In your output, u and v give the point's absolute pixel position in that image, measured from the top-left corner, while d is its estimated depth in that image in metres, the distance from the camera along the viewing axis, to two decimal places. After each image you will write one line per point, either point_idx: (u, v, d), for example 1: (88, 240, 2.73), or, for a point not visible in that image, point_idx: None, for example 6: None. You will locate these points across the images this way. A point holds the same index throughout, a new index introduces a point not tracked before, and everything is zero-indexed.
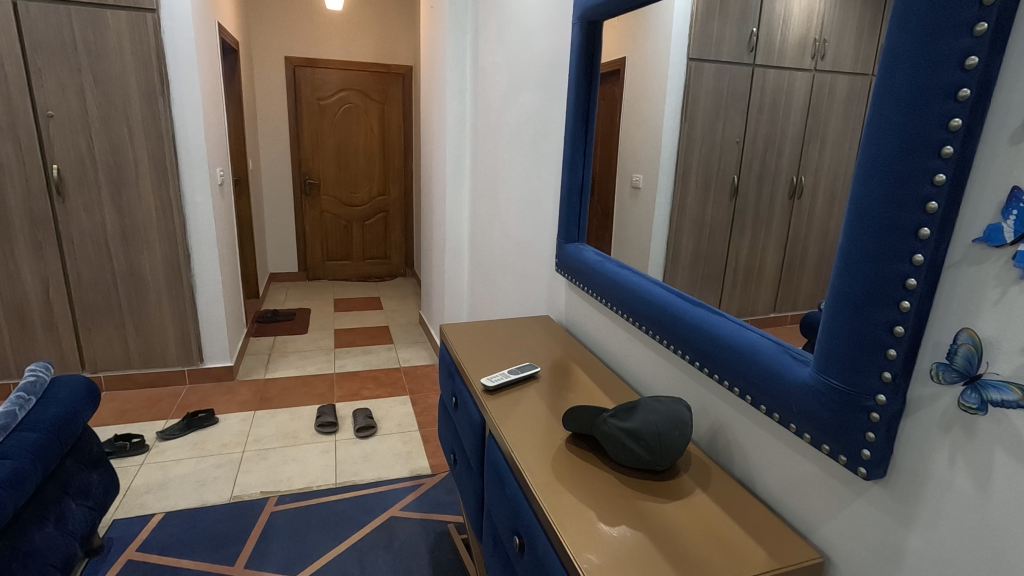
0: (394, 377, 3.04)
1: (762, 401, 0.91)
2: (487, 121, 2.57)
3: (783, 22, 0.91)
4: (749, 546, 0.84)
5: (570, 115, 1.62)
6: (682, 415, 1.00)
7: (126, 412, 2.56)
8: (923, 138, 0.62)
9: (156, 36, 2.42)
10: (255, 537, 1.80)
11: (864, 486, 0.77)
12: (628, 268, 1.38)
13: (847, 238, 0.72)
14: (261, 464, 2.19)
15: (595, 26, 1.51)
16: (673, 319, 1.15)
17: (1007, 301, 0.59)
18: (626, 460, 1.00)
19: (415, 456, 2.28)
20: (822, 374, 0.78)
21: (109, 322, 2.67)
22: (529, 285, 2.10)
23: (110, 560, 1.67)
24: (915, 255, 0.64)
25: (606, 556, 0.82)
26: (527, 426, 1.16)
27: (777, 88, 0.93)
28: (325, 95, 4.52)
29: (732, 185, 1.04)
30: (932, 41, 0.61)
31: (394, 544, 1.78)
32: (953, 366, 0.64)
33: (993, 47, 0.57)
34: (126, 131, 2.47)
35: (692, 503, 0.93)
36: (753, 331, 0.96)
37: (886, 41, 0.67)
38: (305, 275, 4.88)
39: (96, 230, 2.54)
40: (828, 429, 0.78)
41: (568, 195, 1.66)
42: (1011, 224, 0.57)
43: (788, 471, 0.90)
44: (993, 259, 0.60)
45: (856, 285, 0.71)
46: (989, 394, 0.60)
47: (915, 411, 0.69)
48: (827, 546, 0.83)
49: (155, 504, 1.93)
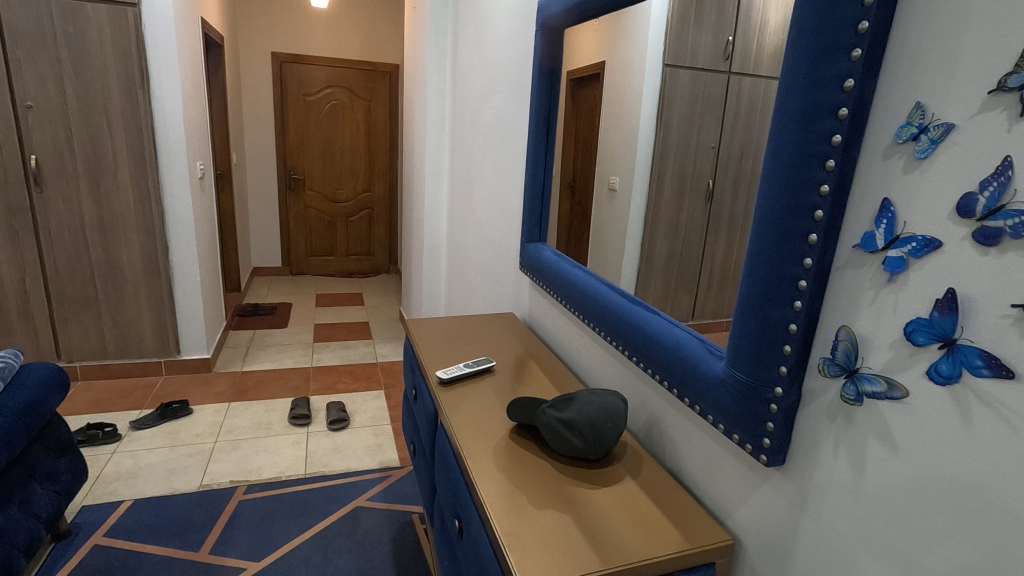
0: (370, 372, 3.08)
1: (685, 394, 0.97)
2: (464, 120, 2.62)
3: (759, 31, 0.87)
4: (667, 530, 0.90)
5: (533, 116, 1.73)
6: (616, 407, 1.06)
7: (100, 402, 2.58)
8: (812, 152, 0.68)
9: (136, 30, 2.44)
10: (221, 524, 1.84)
11: (768, 473, 0.83)
12: (581, 268, 1.47)
13: (755, 242, 0.78)
14: (233, 454, 2.23)
15: (555, 34, 1.60)
16: (619, 319, 1.21)
17: (878, 302, 0.65)
18: (562, 449, 1.05)
19: (385, 449, 2.32)
20: (731, 368, 0.84)
21: (86, 312, 2.69)
22: (498, 282, 2.16)
23: (76, 545, 1.70)
24: (805, 259, 0.70)
25: (529, 534, 0.87)
26: (474, 416, 1.21)
27: (754, 95, 0.88)
28: (311, 92, 4.55)
29: (707, 189, 1.01)
30: (818, 63, 0.66)
31: (357, 533, 1.83)
32: (835, 361, 0.70)
33: (866, 70, 0.63)
34: (105, 123, 2.50)
35: (620, 490, 0.99)
36: (682, 330, 1.03)
37: (784, 62, 0.72)
38: (288, 270, 4.91)
39: (74, 220, 2.57)
40: (737, 419, 0.84)
41: (531, 195, 1.76)
42: (882, 231, 0.63)
43: (706, 457, 0.97)
44: (869, 264, 0.66)
45: (759, 287, 0.77)
46: (863, 387, 0.66)
47: (808, 402, 0.75)
48: (738, 529, 0.89)
49: (125, 491, 1.97)
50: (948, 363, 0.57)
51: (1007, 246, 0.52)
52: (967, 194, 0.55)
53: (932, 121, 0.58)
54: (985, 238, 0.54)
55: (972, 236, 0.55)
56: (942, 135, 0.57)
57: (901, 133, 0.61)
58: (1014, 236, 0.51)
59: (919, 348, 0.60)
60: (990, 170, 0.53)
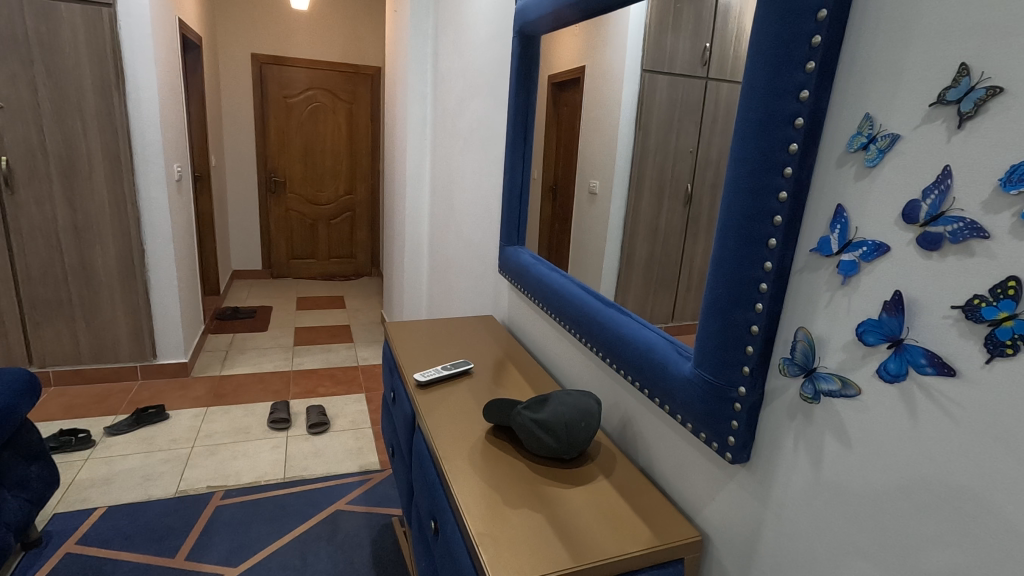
0: (351, 375, 3.07)
1: (656, 394, 0.99)
2: (444, 123, 2.63)
3: (735, 37, 0.88)
4: (639, 527, 0.92)
5: (511, 121, 1.76)
6: (590, 407, 1.08)
7: (74, 407, 2.54)
8: (771, 160, 0.71)
9: (111, 30, 2.40)
10: (198, 530, 1.82)
11: (733, 470, 0.85)
12: (558, 272, 1.50)
13: (719, 246, 0.80)
14: (211, 459, 2.21)
15: (532, 40, 1.64)
16: (594, 321, 1.23)
17: (834, 304, 0.67)
18: (537, 449, 1.07)
19: (365, 452, 2.32)
20: (698, 368, 0.87)
21: (60, 316, 2.64)
22: (478, 286, 2.18)
23: (47, 553, 1.68)
24: (765, 263, 0.73)
25: (501, 533, 0.89)
26: (451, 418, 1.22)
27: (730, 101, 0.88)
28: (292, 93, 4.52)
29: (685, 194, 1.02)
30: (775, 74, 0.69)
31: (337, 536, 1.83)
32: (794, 361, 0.72)
33: (820, 82, 0.65)
34: (79, 125, 2.46)
35: (593, 488, 1.01)
36: (653, 331, 1.06)
37: (745, 74, 0.75)
38: (269, 273, 4.87)
39: (47, 223, 2.52)
40: (703, 418, 0.86)
41: (510, 199, 1.79)
42: (836, 236, 0.66)
43: (676, 455, 0.99)
44: (825, 268, 0.68)
45: (723, 289, 0.79)
46: (820, 385, 0.69)
47: (770, 401, 0.78)
48: (706, 525, 0.92)
49: (98, 498, 1.94)
50: (896, 362, 0.60)
51: (947, 251, 0.55)
52: (911, 201, 0.58)
53: (880, 131, 0.61)
54: (928, 243, 0.56)
55: (917, 241, 0.58)
56: (889, 145, 0.60)
57: (852, 143, 0.64)
58: (954, 241, 0.54)
59: (871, 348, 0.63)
60: (931, 179, 0.56)
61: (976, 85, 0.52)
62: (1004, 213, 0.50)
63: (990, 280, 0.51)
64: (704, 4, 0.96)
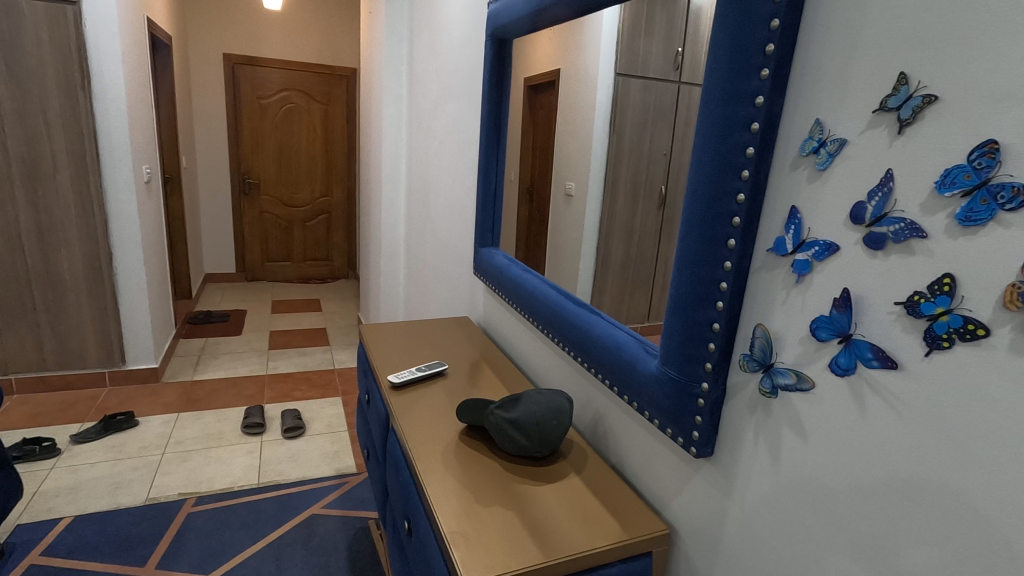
0: (327, 379, 3.05)
1: (625, 392, 1.01)
2: (419, 125, 2.64)
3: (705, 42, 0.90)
4: (609, 521, 0.94)
5: (483, 126, 1.78)
6: (561, 405, 1.10)
7: (38, 415, 2.47)
8: (730, 164, 0.73)
9: (76, 29, 2.35)
10: (168, 538, 1.79)
11: (699, 464, 0.88)
12: (533, 273, 1.52)
13: (682, 246, 0.82)
14: (183, 466, 2.17)
15: (504, 43, 1.66)
16: (566, 321, 1.25)
17: (790, 302, 0.70)
18: (509, 448, 1.08)
19: (342, 456, 2.31)
20: (664, 365, 0.89)
21: (23, 322, 2.57)
22: (454, 288, 2.19)
23: (10, 565, 1.63)
24: (725, 263, 0.75)
25: (473, 531, 0.89)
26: (425, 419, 1.23)
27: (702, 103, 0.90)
28: (265, 94, 4.47)
29: (659, 195, 1.03)
30: (732, 82, 0.72)
31: (312, 541, 1.81)
32: (753, 357, 0.75)
33: (774, 89, 0.68)
34: (43, 126, 2.40)
35: (565, 485, 1.03)
36: (623, 331, 1.09)
37: (705, 80, 0.77)
38: (243, 276, 4.80)
39: (10, 227, 2.45)
40: (669, 413, 0.88)
41: (483, 202, 1.81)
42: (791, 236, 0.69)
43: (644, 452, 1.02)
44: (781, 266, 0.71)
45: (686, 288, 0.82)
46: (778, 380, 0.72)
47: (732, 396, 0.80)
48: (674, 519, 0.94)
49: (65, 507, 1.89)
50: (846, 357, 0.63)
51: (891, 250, 0.58)
52: (858, 202, 0.61)
53: (829, 136, 0.64)
54: (873, 243, 0.59)
55: (863, 242, 0.61)
56: (838, 150, 0.63)
57: (804, 147, 0.66)
58: (896, 241, 0.57)
59: (823, 343, 0.66)
60: (876, 182, 0.59)
61: (914, 93, 0.55)
62: (939, 215, 0.53)
63: (929, 277, 0.54)
64: (675, 11, 0.98)
